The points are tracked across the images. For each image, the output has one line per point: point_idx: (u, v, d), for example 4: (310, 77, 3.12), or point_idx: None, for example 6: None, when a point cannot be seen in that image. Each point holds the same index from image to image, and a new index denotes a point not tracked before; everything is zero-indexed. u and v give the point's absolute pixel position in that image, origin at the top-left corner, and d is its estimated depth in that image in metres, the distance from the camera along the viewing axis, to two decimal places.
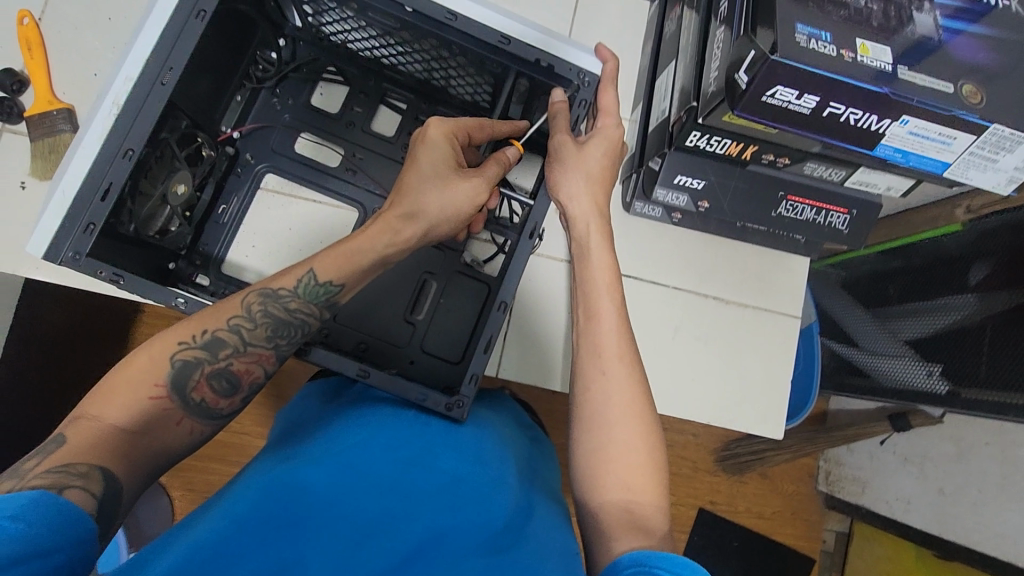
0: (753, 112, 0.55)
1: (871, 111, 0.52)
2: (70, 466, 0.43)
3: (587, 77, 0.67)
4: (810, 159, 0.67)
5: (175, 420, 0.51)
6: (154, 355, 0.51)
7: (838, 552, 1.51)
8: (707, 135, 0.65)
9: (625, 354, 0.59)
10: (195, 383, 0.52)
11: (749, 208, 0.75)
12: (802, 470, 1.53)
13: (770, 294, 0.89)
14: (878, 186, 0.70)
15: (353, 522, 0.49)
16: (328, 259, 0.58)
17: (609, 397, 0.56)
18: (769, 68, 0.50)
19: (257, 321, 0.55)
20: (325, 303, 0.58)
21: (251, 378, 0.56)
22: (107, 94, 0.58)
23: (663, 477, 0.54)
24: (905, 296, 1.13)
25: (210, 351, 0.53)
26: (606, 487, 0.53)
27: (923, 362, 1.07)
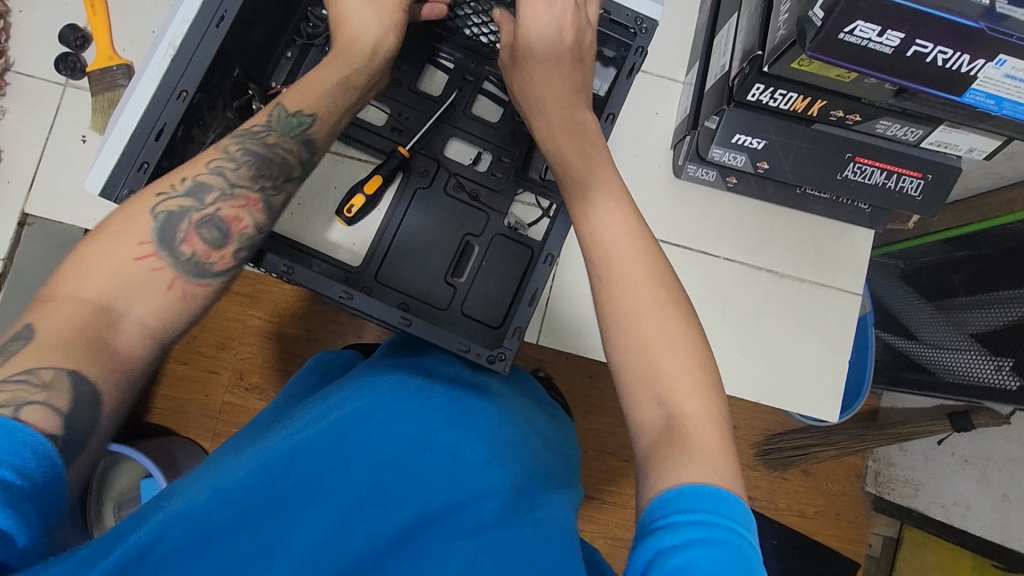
0: (827, 53, 0.51)
1: (961, 49, 0.47)
2: (32, 373, 0.40)
3: (645, 23, 0.64)
4: (884, 115, 0.62)
5: (167, 285, 0.47)
6: (133, 207, 0.48)
7: (884, 556, 1.43)
8: (771, 88, 0.62)
9: (639, 247, 0.51)
10: (184, 234, 0.49)
11: (812, 171, 0.70)
12: (848, 469, 1.45)
13: (829, 270, 0.84)
14: (959, 147, 0.64)
15: (347, 493, 0.47)
16: (296, 93, 0.58)
17: (620, 298, 0.49)
18: (848, 2, 0.46)
19: (238, 161, 0.53)
20: (301, 136, 0.57)
21: (242, 227, 0.53)
22: (163, 37, 0.58)
23: (707, 377, 0.46)
24: (970, 289, 1.05)
25: (195, 198, 0.51)
26: (638, 401, 0.46)
27: (992, 355, 1.00)
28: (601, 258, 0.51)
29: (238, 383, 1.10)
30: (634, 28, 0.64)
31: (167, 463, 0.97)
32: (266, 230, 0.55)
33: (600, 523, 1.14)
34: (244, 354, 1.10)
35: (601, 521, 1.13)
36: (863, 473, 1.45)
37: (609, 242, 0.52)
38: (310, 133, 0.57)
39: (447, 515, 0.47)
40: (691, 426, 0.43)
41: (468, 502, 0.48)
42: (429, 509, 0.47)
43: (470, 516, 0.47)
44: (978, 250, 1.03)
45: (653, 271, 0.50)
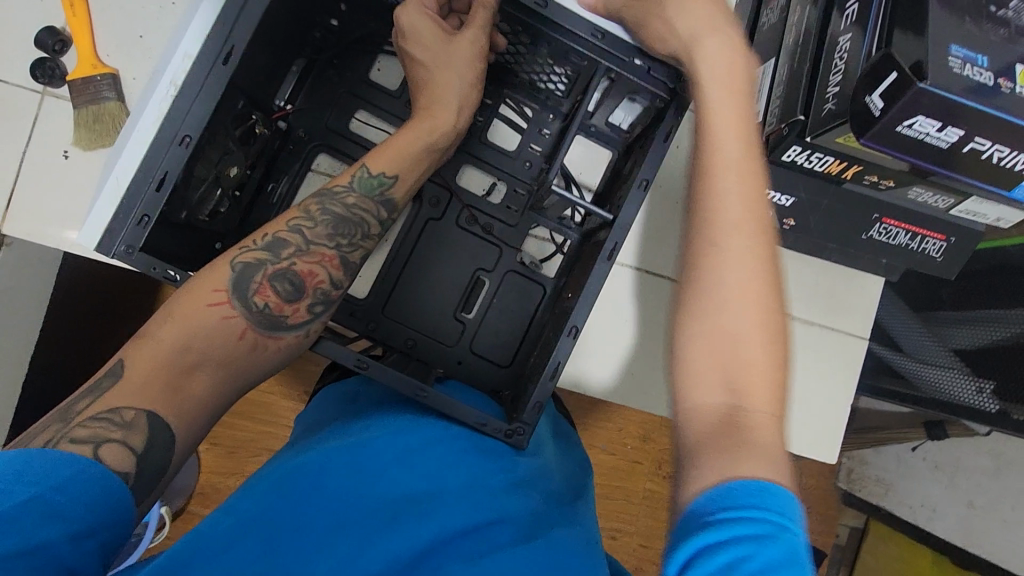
0: (881, 142, 0.49)
1: (1019, 149, 0.46)
2: (116, 412, 0.44)
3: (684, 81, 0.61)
4: (918, 184, 0.61)
5: (238, 333, 0.52)
6: (218, 261, 0.54)
7: (849, 547, 1.50)
8: (808, 151, 0.59)
9: (748, 218, 0.46)
10: (258, 286, 0.53)
11: (837, 227, 0.69)
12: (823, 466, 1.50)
13: (837, 314, 0.84)
14: (988, 216, 0.63)
15: (367, 516, 0.48)
16: (381, 154, 0.60)
17: (719, 275, 0.45)
18: (911, 98, 0.44)
19: (317, 220, 0.57)
20: (380, 198, 0.59)
21: (317, 282, 0.56)
22: (163, 74, 0.53)
23: (782, 378, 0.43)
24: (960, 301, 1.07)
25: (271, 252, 0.55)
26: (695, 385, 0.43)
27: (974, 377, 1.02)
28: (708, 219, 0.47)
29: None
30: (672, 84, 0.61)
31: None
32: (339, 285, 0.57)
33: None
34: None
35: None
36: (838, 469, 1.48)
37: (723, 215, 0.46)
38: (388, 193, 0.59)
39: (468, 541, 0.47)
40: (757, 418, 0.40)
41: (486, 526, 0.48)
42: (448, 529, 0.48)
43: (488, 538, 0.48)
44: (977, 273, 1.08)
45: (752, 255, 0.45)
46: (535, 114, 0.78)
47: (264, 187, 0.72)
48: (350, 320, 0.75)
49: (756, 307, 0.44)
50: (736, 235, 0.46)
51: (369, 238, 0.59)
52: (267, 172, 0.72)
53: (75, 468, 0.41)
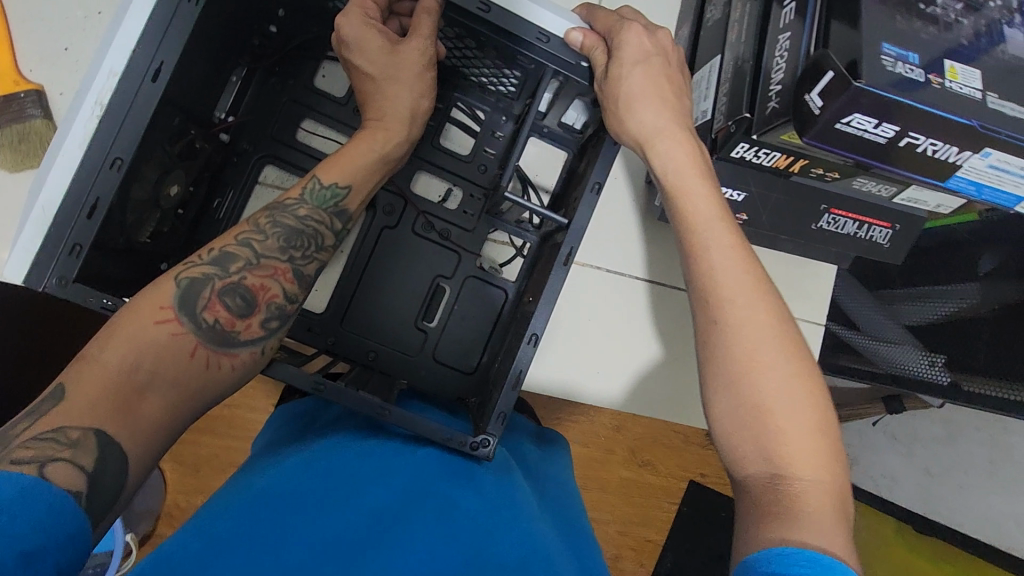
0: (823, 140, 0.49)
1: (952, 142, 0.47)
2: (61, 432, 0.43)
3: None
4: (862, 175, 0.62)
5: (189, 352, 0.50)
6: (161, 278, 0.52)
7: None
8: (756, 147, 0.60)
9: (750, 287, 0.50)
10: (207, 301, 0.51)
11: (788, 220, 0.70)
12: None
13: (795, 302, 0.86)
14: (928, 203, 0.66)
15: (336, 553, 0.45)
16: (331, 165, 0.59)
17: (731, 347, 0.48)
18: (850, 97, 0.45)
19: (267, 233, 0.55)
20: (334, 209, 0.58)
21: (269, 296, 0.55)
22: (88, 92, 0.50)
23: (824, 437, 0.45)
24: (909, 276, 1.12)
25: (220, 266, 0.53)
26: (744, 458, 0.46)
27: (925, 351, 1.03)
28: (709, 292, 0.50)
29: None
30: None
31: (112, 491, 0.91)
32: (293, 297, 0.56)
33: None
34: None
35: None
36: None
37: (723, 289, 0.50)
38: (343, 205, 0.59)
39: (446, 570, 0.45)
40: (802, 485, 0.43)
41: (463, 558, 0.47)
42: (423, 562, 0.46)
43: (466, 566, 0.47)
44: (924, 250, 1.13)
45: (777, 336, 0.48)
46: (487, 117, 0.76)
47: (210, 204, 0.70)
48: (308, 337, 0.73)
49: (791, 388, 0.46)
50: (749, 301, 0.49)
51: (323, 249, 0.59)
52: (212, 187, 0.70)
53: (18, 489, 0.39)
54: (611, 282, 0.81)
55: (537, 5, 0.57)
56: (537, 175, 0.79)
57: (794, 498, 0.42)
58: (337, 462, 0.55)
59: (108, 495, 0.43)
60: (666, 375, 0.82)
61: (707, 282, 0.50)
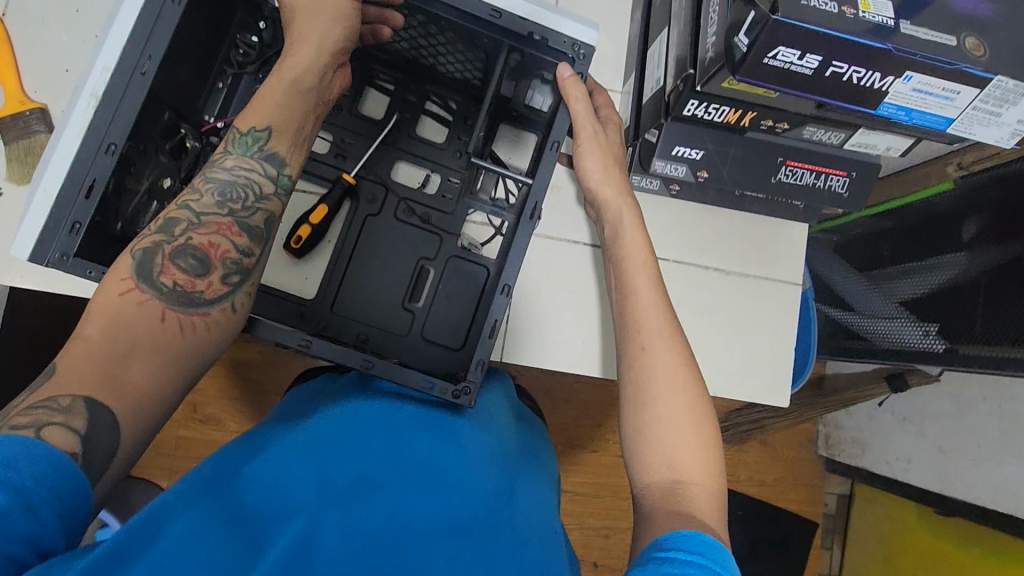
0: (755, 76, 0.53)
1: (873, 69, 0.51)
2: (51, 401, 0.45)
3: (582, 49, 0.65)
4: (809, 121, 0.66)
5: (158, 316, 0.53)
6: (121, 254, 0.55)
7: (840, 514, 1.56)
8: (704, 103, 0.64)
9: (666, 328, 0.60)
10: (161, 266, 0.54)
11: (748, 175, 0.74)
12: (801, 435, 1.57)
13: (763, 264, 0.88)
14: (877, 146, 0.70)
15: (328, 504, 0.50)
16: (250, 111, 0.59)
17: (652, 371, 0.57)
18: (770, 30, 0.49)
19: (204, 191, 0.57)
20: (259, 152, 0.58)
21: (220, 252, 0.56)
22: (84, 86, 0.55)
23: (713, 456, 0.54)
24: (898, 256, 1.17)
25: (166, 233, 0.55)
26: (651, 466, 0.53)
27: (920, 322, 1.11)
28: (633, 326, 0.60)
29: (192, 414, 1.12)
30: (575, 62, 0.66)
31: (118, 509, 0.92)
32: (245, 248, 0.57)
33: (575, 513, 1.26)
34: (196, 388, 1.12)
35: (577, 510, 1.26)
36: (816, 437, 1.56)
37: (645, 324, 0.60)
38: (268, 147, 0.59)
39: (425, 518, 0.50)
40: (694, 489, 0.51)
41: (443, 504, 0.52)
42: (406, 510, 0.50)
43: (445, 514, 0.51)
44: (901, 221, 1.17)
45: (683, 379, 0.57)
46: (460, 107, 0.82)
47: None
48: (300, 321, 0.77)
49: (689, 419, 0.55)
50: (664, 339, 0.59)
51: (266, 199, 0.59)
52: None
53: (18, 444, 0.42)
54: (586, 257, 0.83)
55: (562, 16, 0.64)
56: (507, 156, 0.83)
57: (686, 498, 0.50)
58: (330, 420, 0.59)
59: (105, 449, 0.46)
60: None
61: (635, 320, 0.60)
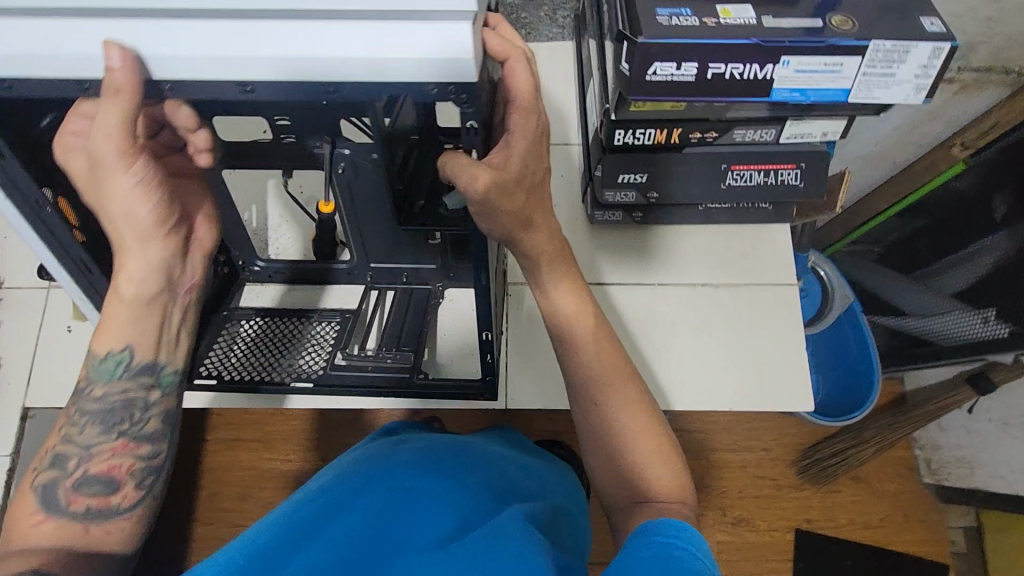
0: (647, 93, 0.60)
1: (749, 61, 0.56)
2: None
3: (455, 90, 0.46)
4: (735, 125, 0.71)
5: (81, 530, 0.51)
6: (16, 496, 0.52)
7: (972, 550, 1.44)
8: (630, 129, 0.71)
9: (605, 358, 0.63)
10: (67, 497, 0.52)
11: (697, 188, 0.78)
12: (897, 465, 1.45)
13: (755, 270, 0.89)
14: (814, 134, 0.72)
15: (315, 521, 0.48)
16: (105, 336, 0.57)
17: (602, 407, 0.62)
18: (642, 51, 0.56)
19: (84, 421, 0.55)
20: (126, 370, 0.57)
21: (125, 467, 0.55)
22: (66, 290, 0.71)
23: (673, 458, 0.61)
24: (940, 251, 1.26)
25: (59, 467, 0.53)
26: (625, 490, 0.59)
27: (977, 310, 1.19)
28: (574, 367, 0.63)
29: None
30: (466, 135, 0.52)
31: None
32: (150, 453, 0.57)
33: None
34: None
35: None
36: (917, 465, 1.44)
37: (585, 362, 0.63)
38: (135, 362, 0.57)
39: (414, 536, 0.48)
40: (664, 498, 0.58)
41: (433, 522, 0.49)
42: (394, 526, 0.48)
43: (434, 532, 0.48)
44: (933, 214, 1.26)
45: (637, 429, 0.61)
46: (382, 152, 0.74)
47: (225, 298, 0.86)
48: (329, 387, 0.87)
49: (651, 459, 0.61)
50: (603, 371, 0.63)
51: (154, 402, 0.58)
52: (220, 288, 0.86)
53: None
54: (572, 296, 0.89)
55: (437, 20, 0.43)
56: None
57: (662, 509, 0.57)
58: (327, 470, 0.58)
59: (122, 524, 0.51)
60: (654, 367, 0.86)
61: (576, 360, 0.63)
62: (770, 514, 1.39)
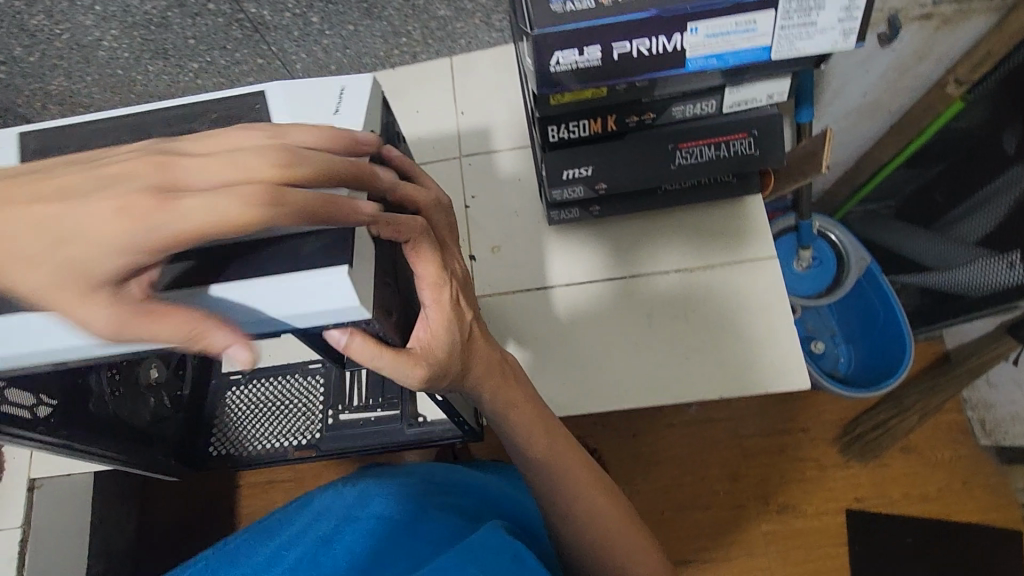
0: (556, 85, 0.57)
1: (653, 35, 0.53)
2: None
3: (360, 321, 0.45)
4: (671, 102, 0.67)
5: None
6: None
7: None
8: (563, 124, 0.68)
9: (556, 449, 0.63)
10: None
11: (648, 172, 0.74)
12: (948, 429, 1.34)
13: (732, 248, 0.85)
14: (759, 98, 0.68)
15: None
16: None
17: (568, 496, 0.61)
18: (538, 43, 0.53)
19: None
20: None
21: None
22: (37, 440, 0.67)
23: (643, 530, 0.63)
24: (953, 196, 1.19)
25: None
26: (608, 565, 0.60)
27: (1000, 256, 1.09)
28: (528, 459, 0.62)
29: None
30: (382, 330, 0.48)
31: None
32: None
33: None
34: None
35: None
36: (970, 427, 1.33)
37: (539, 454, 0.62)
38: None
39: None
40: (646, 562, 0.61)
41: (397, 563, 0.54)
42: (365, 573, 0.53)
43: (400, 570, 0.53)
44: (945, 160, 1.18)
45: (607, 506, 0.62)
46: None
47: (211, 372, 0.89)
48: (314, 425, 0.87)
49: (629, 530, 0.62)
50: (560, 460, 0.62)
51: None
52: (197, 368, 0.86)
53: None
54: (544, 299, 0.86)
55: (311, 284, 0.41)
56: (475, 197, 0.93)
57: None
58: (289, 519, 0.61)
59: None
60: (632, 364, 0.83)
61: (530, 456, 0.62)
62: (817, 499, 1.31)
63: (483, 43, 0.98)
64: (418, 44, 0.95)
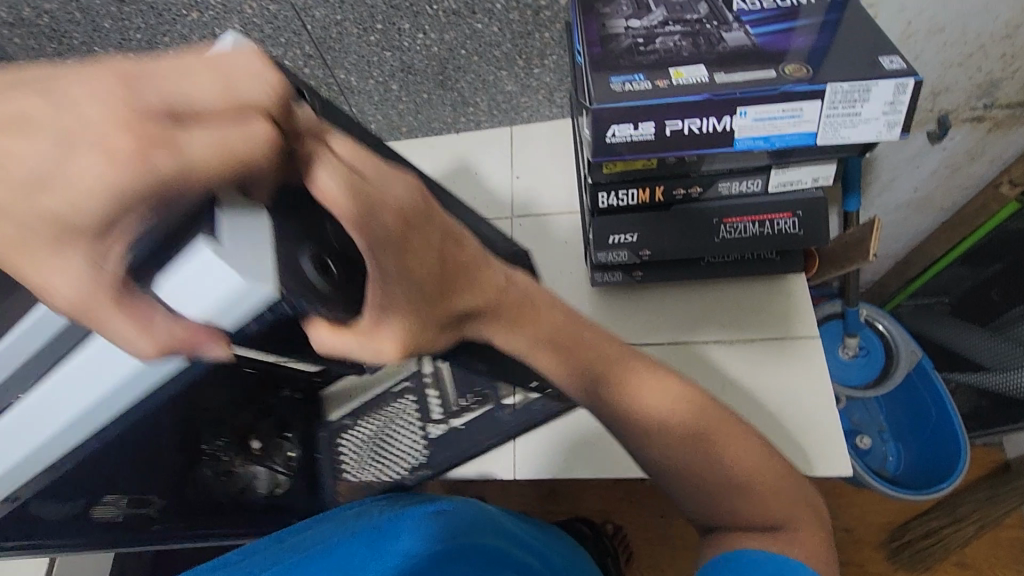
0: (610, 154, 0.62)
1: (704, 116, 0.58)
2: None
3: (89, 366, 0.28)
4: (718, 178, 0.71)
5: None
6: None
7: None
8: (613, 190, 0.73)
9: (674, 399, 0.56)
10: None
11: (691, 242, 0.77)
12: (1012, 548, 1.23)
13: (772, 324, 0.85)
14: (804, 180, 0.71)
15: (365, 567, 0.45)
16: None
17: (716, 454, 0.56)
18: (596, 117, 0.58)
19: None
20: None
21: None
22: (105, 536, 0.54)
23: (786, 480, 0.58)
24: (1010, 297, 1.15)
25: None
26: (763, 512, 0.55)
27: None
28: (639, 424, 0.56)
29: None
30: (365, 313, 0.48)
31: None
32: None
33: None
34: None
35: None
36: None
37: (646, 419, 0.56)
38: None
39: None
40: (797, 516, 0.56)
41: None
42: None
43: None
44: (1002, 259, 1.14)
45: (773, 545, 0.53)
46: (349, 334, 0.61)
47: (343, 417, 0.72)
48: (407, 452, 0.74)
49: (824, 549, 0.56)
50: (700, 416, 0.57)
51: None
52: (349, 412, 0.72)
53: None
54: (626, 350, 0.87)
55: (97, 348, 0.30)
56: None
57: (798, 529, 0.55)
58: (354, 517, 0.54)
59: None
60: None
61: (645, 424, 0.56)
62: None
63: (543, 116, 1.05)
64: (484, 113, 1.03)
